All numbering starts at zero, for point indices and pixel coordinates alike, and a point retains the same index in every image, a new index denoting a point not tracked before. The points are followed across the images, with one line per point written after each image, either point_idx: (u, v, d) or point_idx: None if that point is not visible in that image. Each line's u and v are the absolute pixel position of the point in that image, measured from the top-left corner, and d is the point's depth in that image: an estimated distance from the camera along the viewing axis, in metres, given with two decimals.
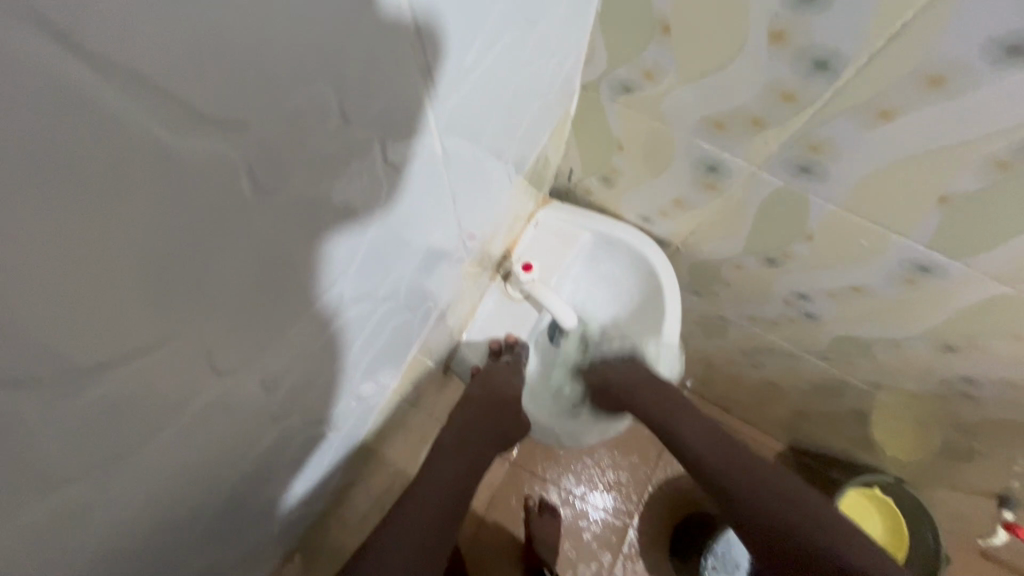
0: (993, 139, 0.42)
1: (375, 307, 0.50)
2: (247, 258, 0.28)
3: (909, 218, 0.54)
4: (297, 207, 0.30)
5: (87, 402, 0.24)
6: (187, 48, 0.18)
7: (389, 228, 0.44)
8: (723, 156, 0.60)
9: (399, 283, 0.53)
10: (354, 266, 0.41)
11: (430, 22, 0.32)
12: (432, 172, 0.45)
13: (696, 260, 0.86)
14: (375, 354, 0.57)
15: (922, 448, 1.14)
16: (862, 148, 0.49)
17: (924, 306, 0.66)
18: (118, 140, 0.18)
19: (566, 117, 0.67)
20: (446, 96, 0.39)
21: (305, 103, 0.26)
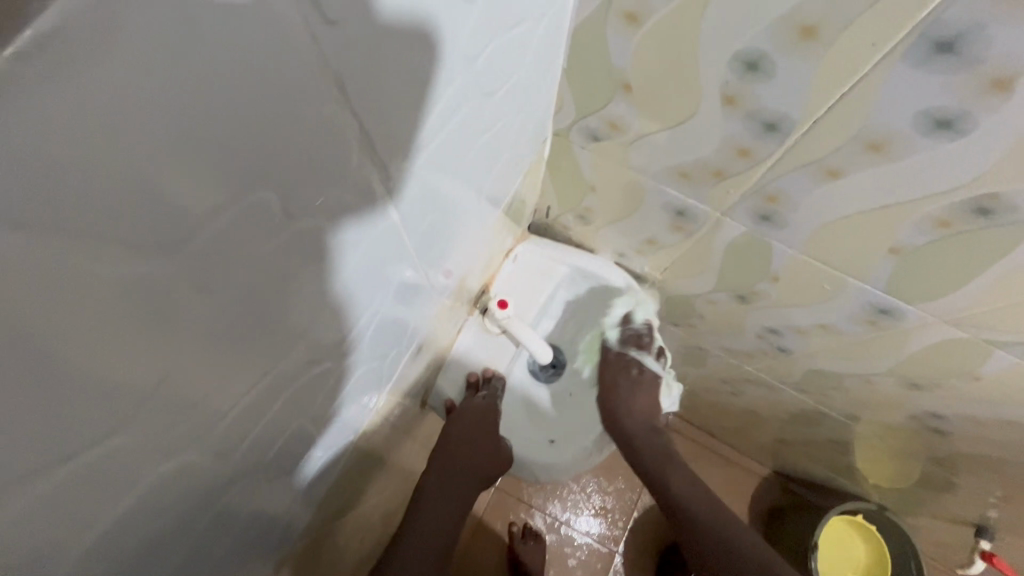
0: (932, 200, 0.45)
1: (356, 331, 0.52)
2: (187, 335, 0.28)
3: (864, 266, 0.56)
4: (253, 278, 0.31)
5: (56, 478, 0.25)
6: (141, 167, 0.20)
7: (380, 251, 0.47)
8: (688, 203, 0.62)
9: (373, 318, 0.54)
10: (352, 278, 0.44)
11: (389, 99, 0.34)
12: (401, 222, 0.47)
13: (672, 294, 0.88)
14: (349, 386, 0.58)
15: (900, 477, 1.15)
16: (814, 201, 0.51)
17: (886, 345, 0.68)
18: (73, 251, 0.20)
19: (540, 160, 0.69)
20: (410, 158, 0.41)
21: (261, 183, 0.27)
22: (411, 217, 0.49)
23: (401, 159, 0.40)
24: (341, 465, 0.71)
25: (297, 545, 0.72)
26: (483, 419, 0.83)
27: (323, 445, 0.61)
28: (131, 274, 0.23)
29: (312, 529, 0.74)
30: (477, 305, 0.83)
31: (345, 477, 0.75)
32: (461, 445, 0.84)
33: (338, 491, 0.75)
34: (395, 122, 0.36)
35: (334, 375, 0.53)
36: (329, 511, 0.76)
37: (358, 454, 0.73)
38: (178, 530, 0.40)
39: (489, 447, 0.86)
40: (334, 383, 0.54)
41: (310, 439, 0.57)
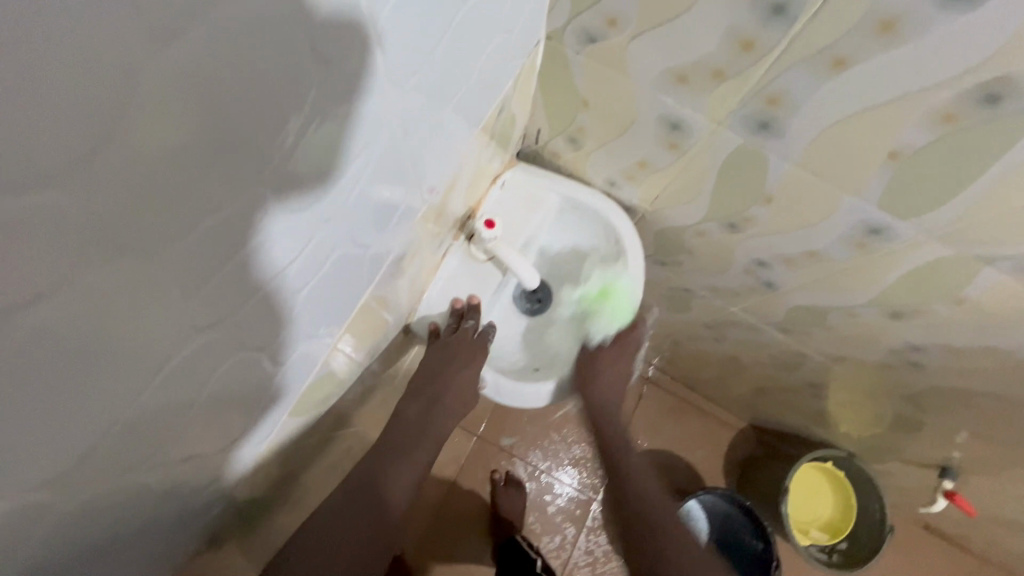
0: (936, 91, 0.43)
1: (319, 265, 0.48)
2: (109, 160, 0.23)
3: (860, 179, 0.55)
4: (202, 104, 0.26)
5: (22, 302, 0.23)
6: None
7: (354, 146, 0.44)
8: (685, 113, 0.60)
9: (338, 248, 0.51)
10: (321, 172, 0.41)
11: None
12: (383, 108, 0.44)
13: (661, 227, 0.87)
14: (314, 322, 0.54)
15: (871, 420, 1.18)
16: (817, 101, 0.50)
17: (875, 271, 0.68)
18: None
19: (532, 70, 0.66)
20: (395, 18, 0.38)
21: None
22: (394, 104, 0.45)
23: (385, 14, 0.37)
24: (325, 392, 0.68)
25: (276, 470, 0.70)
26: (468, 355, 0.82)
27: (290, 382, 0.57)
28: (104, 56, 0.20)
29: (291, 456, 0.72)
30: (463, 230, 0.81)
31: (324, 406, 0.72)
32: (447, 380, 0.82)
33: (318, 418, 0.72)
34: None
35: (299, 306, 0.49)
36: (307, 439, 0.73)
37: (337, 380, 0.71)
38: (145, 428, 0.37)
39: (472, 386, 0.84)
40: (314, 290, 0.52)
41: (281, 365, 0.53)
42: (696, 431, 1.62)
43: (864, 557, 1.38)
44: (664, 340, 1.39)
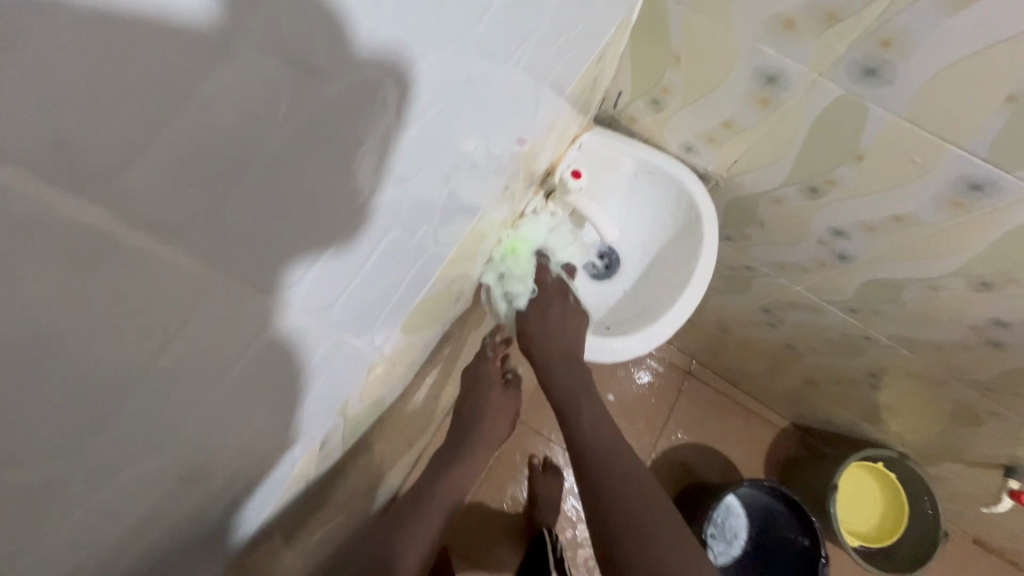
0: None
1: (363, 262, 0.44)
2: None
3: (968, 127, 0.55)
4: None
5: None
6: None
7: (494, 71, 0.45)
8: (783, 64, 0.61)
9: (387, 241, 0.47)
10: (462, 89, 0.42)
11: None
12: (525, 37, 0.46)
13: (734, 196, 0.87)
14: (366, 318, 0.51)
15: (932, 414, 1.15)
16: (936, 40, 0.50)
17: (967, 234, 0.67)
18: None
19: (628, 23, 0.67)
20: None
21: None
22: (533, 36, 0.47)
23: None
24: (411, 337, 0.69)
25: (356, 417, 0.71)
26: (566, 313, 0.85)
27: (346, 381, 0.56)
28: None
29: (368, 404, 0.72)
30: (543, 187, 0.83)
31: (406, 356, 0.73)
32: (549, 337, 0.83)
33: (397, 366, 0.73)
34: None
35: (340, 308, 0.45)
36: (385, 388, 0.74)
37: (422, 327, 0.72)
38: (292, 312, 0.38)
39: (579, 344, 0.84)
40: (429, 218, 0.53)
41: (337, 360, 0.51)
42: (738, 427, 1.59)
43: (897, 566, 1.37)
44: (714, 327, 1.38)
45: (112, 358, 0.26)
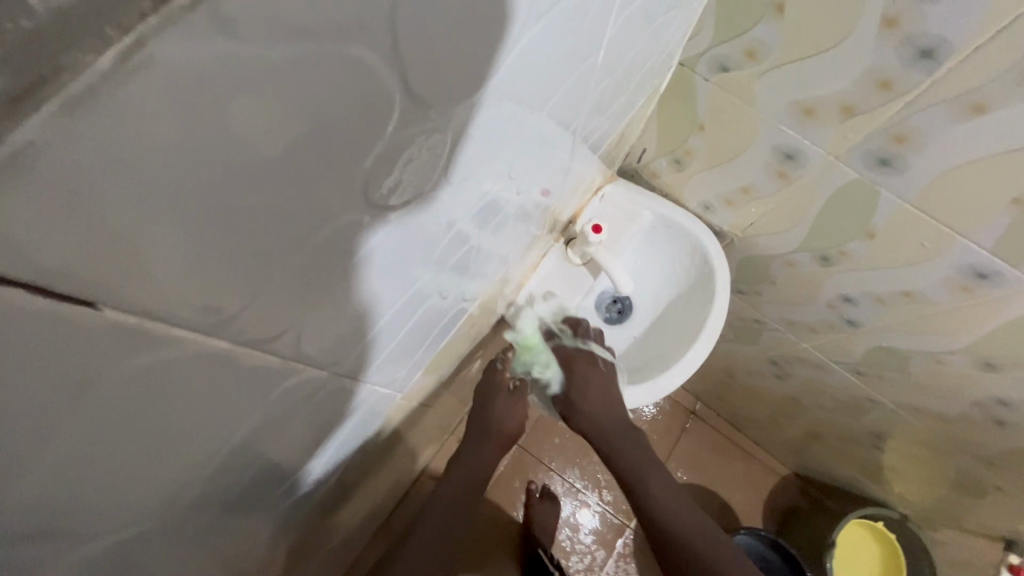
0: None
1: (422, 252, 0.41)
2: (427, 105, 0.27)
3: (975, 222, 0.57)
4: (487, 80, 0.31)
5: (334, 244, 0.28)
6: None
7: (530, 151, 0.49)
8: (801, 144, 0.64)
9: (447, 231, 0.43)
10: (502, 172, 0.46)
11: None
12: (560, 121, 0.50)
13: (749, 254, 0.90)
14: (412, 311, 0.49)
15: (934, 480, 1.15)
16: (945, 142, 0.53)
17: (973, 317, 0.69)
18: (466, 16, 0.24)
19: (655, 92, 0.71)
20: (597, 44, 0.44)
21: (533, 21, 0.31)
22: (567, 119, 0.51)
23: (600, 26, 0.41)
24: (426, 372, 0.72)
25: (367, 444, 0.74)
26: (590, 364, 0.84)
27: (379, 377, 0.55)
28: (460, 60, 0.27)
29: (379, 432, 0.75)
30: (563, 234, 0.87)
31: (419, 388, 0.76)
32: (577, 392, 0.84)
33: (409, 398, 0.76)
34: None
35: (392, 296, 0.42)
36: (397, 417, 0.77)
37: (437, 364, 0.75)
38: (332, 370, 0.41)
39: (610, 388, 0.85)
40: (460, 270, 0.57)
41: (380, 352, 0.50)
42: (738, 471, 1.59)
43: None
44: (721, 372, 1.39)
45: (180, 427, 0.30)
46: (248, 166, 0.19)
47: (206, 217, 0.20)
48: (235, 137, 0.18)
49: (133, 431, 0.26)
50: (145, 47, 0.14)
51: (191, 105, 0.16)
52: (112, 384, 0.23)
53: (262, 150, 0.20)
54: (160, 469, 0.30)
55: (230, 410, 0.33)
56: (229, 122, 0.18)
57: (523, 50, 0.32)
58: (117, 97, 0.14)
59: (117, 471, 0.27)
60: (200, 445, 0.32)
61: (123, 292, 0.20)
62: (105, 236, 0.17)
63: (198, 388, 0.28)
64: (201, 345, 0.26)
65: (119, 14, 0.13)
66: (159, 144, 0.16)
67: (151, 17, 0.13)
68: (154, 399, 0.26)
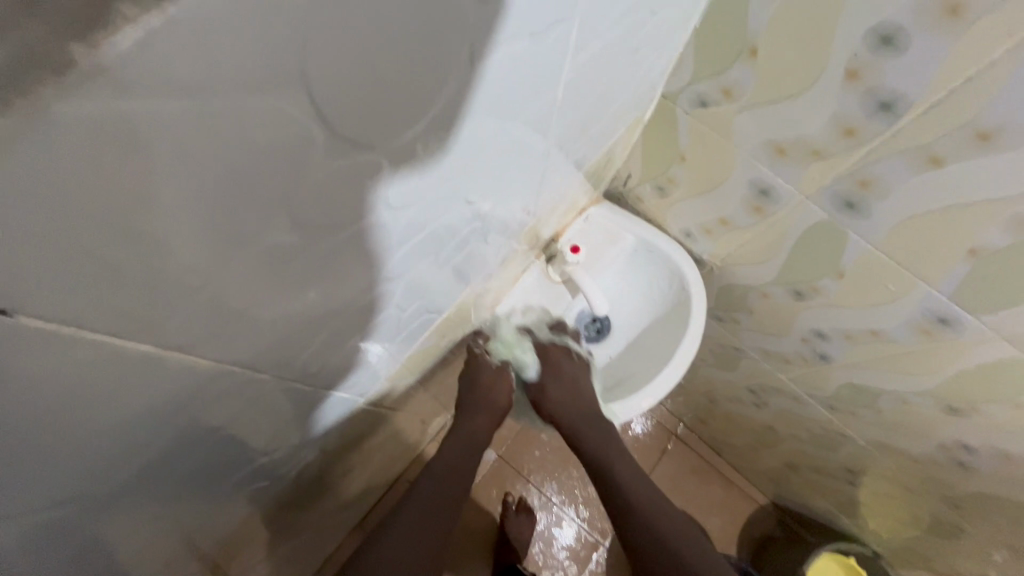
0: (1004, 205, 0.49)
1: (406, 249, 0.41)
2: (385, 143, 0.27)
3: (936, 268, 0.59)
4: (451, 118, 0.32)
5: (297, 274, 0.30)
6: (477, 21, 0.26)
7: (511, 180, 0.51)
8: (775, 182, 0.66)
9: (432, 232, 0.43)
10: (479, 201, 0.48)
11: (589, 29, 0.39)
12: (540, 154, 0.52)
13: (727, 283, 0.91)
14: (393, 310, 0.50)
15: (906, 519, 1.15)
16: (907, 191, 0.54)
17: (937, 360, 0.70)
18: (427, 72, 0.26)
19: (640, 121, 0.73)
20: (577, 88, 0.46)
21: (505, 76, 0.33)
22: (548, 151, 0.53)
23: (580, 72, 0.44)
24: (398, 378, 0.73)
25: (336, 444, 0.75)
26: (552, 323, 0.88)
27: (356, 372, 0.56)
28: (428, 115, 0.29)
29: (349, 433, 0.77)
30: (546, 252, 0.89)
31: (392, 394, 0.78)
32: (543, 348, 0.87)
33: (382, 403, 0.78)
34: (594, 19, 0.38)
35: (373, 290, 0.42)
36: (367, 420, 0.79)
37: (411, 372, 0.76)
38: (292, 374, 0.43)
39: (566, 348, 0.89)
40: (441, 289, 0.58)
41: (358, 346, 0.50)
42: (715, 497, 1.59)
43: None
44: (702, 396, 1.40)
45: (131, 429, 0.31)
46: (203, 203, 0.21)
47: (160, 247, 0.21)
48: (150, 173, 0.18)
49: (78, 426, 0.27)
50: (38, 109, 0.13)
51: (121, 155, 0.17)
52: (14, 389, 0.22)
53: (183, 187, 0.19)
54: (106, 459, 0.32)
55: (159, 410, 0.32)
56: (177, 163, 0.18)
57: (489, 90, 0.32)
58: (12, 151, 0.14)
59: (29, 468, 0.27)
60: (126, 441, 0.32)
61: (33, 313, 0.19)
62: (8, 267, 0.17)
63: (118, 389, 0.28)
64: (122, 355, 0.25)
65: (16, 83, 0.13)
66: (68, 188, 0.16)
67: (51, 85, 0.13)
68: (64, 402, 0.25)
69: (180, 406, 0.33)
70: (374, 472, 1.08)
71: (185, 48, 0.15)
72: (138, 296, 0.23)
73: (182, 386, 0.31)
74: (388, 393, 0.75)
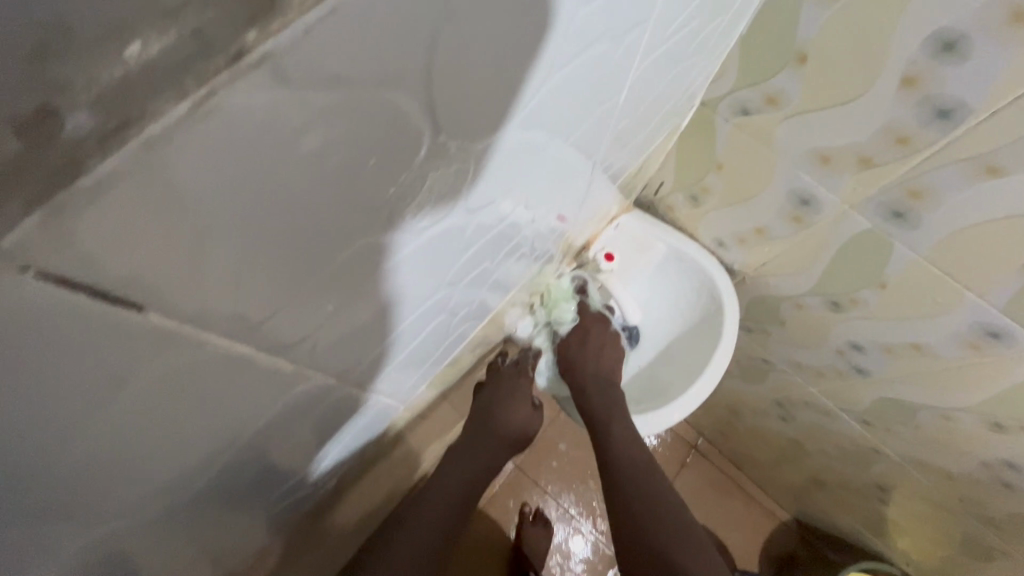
0: None
1: (462, 254, 0.40)
2: (473, 144, 0.27)
3: (988, 280, 0.57)
4: (529, 121, 0.31)
5: (369, 280, 0.30)
6: (568, 27, 0.26)
7: (560, 186, 0.50)
8: (818, 191, 0.65)
9: (485, 238, 0.42)
10: (529, 208, 0.47)
11: (654, 37, 0.39)
12: (588, 162, 0.52)
13: (760, 294, 0.90)
14: (438, 318, 0.49)
15: (940, 539, 1.11)
16: (961, 200, 0.53)
17: (983, 375, 0.68)
18: (516, 77, 0.26)
19: (676, 129, 0.72)
20: (633, 93, 0.45)
21: (576, 82, 0.33)
22: (595, 158, 0.53)
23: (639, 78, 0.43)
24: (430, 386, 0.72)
25: (365, 453, 0.74)
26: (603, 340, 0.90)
27: (395, 380, 0.56)
28: (506, 119, 0.28)
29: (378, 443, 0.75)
30: (576, 260, 0.88)
31: (422, 403, 0.76)
32: (585, 359, 0.89)
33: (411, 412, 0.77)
34: (662, 24, 0.38)
35: (425, 298, 0.41)
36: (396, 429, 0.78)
37: (441, 380, 0.75)
38: (344, 382, 0.42)
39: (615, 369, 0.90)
40: (481, 296, 0.58)
41: (403, 354, 0.49)
42: (736, 512, 1.56)
43: None
44: (725, 409, 1.38)
45: (200, 440, 0.31)
46: (305, 206, 0.20)
47: (261, 253, 0.21)
48: (268, 177, 0.18)
49: (157, 438, 0.27)
50: (203, 100, 0.13)
51: (247, 157, 0.16)
52: (121, 395, 0.22)
53: (305, 184, 0.19)
54: (171, 469, 0.31)
55: (230, 420, 0.32)
56: (292, 164, 0.18)
57: (564, 91, 0.32)
58: (181, 141, 0.14)
59: (114, 474, 0.26)
60: (196, 450, 0.31)
61: (158, 312, 0.20)
62: (140, 264, 0.17)
63: (204, 398, 0.27)
64: (209, 362, 0.25)
65: (192, 71, 0.13)
66: (200, 188, 0.16)
67: (224, 71, 0.13)
68: (160, 411, 0.25)
69: (243, 416, 0.33)
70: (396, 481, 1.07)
71: (338, 41, 0.15)
72: (234, 302, 0.22)
73: (250, 395, 0.31)
74: (419, 401, 0.74)
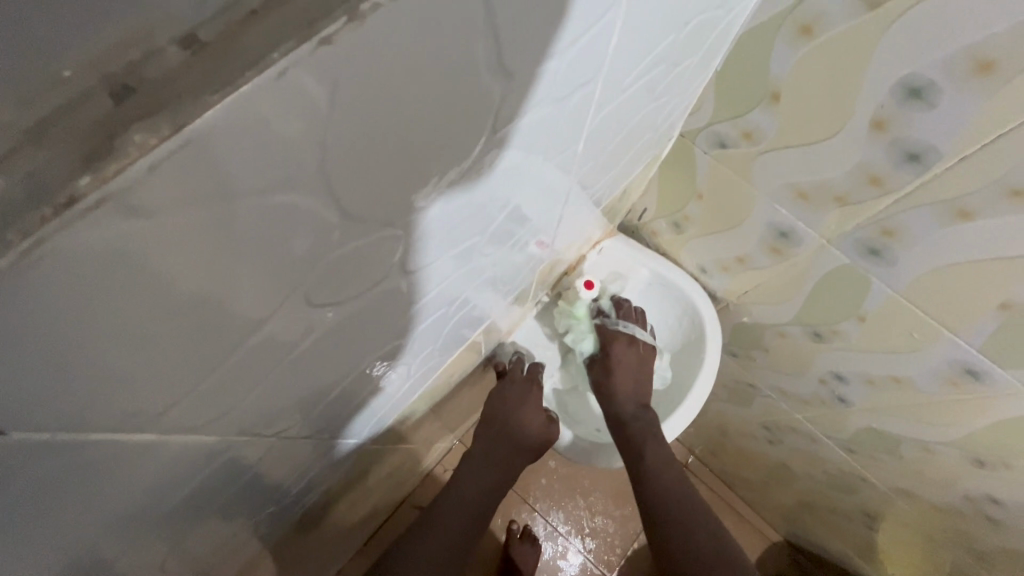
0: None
1: (418, 295, 0.40)
2: (402, 209, 0.27)
3: (964, 320, 0.57)
4: (468, 178, 0.31)
5: (301, 335, 0.30)
6: (502, 96, 0.26)
7: (529, 222, 0.50)
8: (796, 225, 0.64)
9: (446, 278, 0.42)
10: (496, 245, 0.47)
11: (612, 86, 0.38)
12: (558, 197, 0.51)
13: (743, 320, 0.89)
14: (404, 355, 0.49)
15: (928, 568, 1.10)
16: (934, 241, 0.53)
17: (965, 411, 0.67)
18: (446, 145, 0.26)
19: (657, 157, 0.72)
20: (598, 135, 0.45)
21: (525, 138, 0.33)
22: (567, 193, 0.53)
23: (603, 121, 0.43)
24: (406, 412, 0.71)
25: (337, 480, 0.73)
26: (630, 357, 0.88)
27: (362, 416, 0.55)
28: (443, 182, 0.28)
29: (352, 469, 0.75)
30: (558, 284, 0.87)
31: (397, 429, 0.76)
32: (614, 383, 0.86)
33: (387, 440, 0.76)
34: (620, 74, 0.38)
35: (384, 339, 0.41)
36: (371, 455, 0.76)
37: (417, 408, 0.74)
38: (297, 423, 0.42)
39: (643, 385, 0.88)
40: (452, 329, 0.57)
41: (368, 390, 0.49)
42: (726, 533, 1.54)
43: None
44: (714, 429, 1.36)
45: (120, 487, 0.31)
46: (203, 291, 0.21)
47: (160, 338, 0.21)
48: (149, 278, 0.18)
49: (73, 498, 0.27)
50: (56, 226, 0.14)
51: (125, 264, 0.17)
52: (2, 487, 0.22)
53: (202, 273, 0.20)
54: (97, 522, 0.31)
55: (163, 465, 0.31)
56: (183, 262, 0.18)
57: (511, 148, 0.32)
58: (17, 283, 0.14)
59: (25, 541, 0.26)
60: (117, 498, 0.31)
61: (32, 429, 0.20)
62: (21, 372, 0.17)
63: (120, 458, 0.27)
64: (116, 436, 0.25)
65: (18, 216, 0.13)
66: (71, 302, 0.16)
67: (71, 205, 0.14)
68: (59, 482, 0.25)
69: (172, 463, 0.33)
70: (378, 500, 1.06)
71: (201, 159, 0.15)
72: (141, 382, 0.23)
73: (177, 451, 0.31)
74: (394, 428, 0.73)
